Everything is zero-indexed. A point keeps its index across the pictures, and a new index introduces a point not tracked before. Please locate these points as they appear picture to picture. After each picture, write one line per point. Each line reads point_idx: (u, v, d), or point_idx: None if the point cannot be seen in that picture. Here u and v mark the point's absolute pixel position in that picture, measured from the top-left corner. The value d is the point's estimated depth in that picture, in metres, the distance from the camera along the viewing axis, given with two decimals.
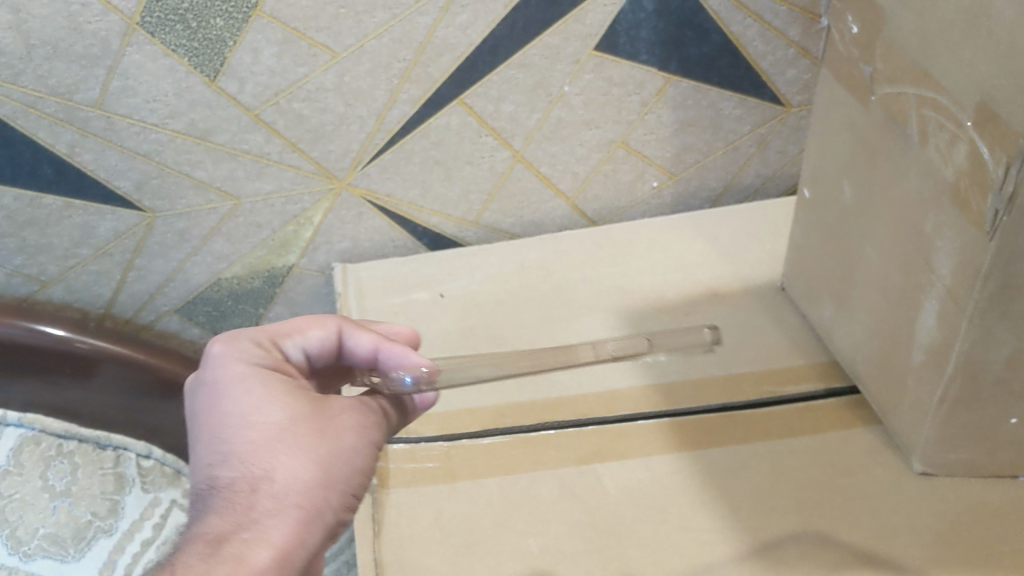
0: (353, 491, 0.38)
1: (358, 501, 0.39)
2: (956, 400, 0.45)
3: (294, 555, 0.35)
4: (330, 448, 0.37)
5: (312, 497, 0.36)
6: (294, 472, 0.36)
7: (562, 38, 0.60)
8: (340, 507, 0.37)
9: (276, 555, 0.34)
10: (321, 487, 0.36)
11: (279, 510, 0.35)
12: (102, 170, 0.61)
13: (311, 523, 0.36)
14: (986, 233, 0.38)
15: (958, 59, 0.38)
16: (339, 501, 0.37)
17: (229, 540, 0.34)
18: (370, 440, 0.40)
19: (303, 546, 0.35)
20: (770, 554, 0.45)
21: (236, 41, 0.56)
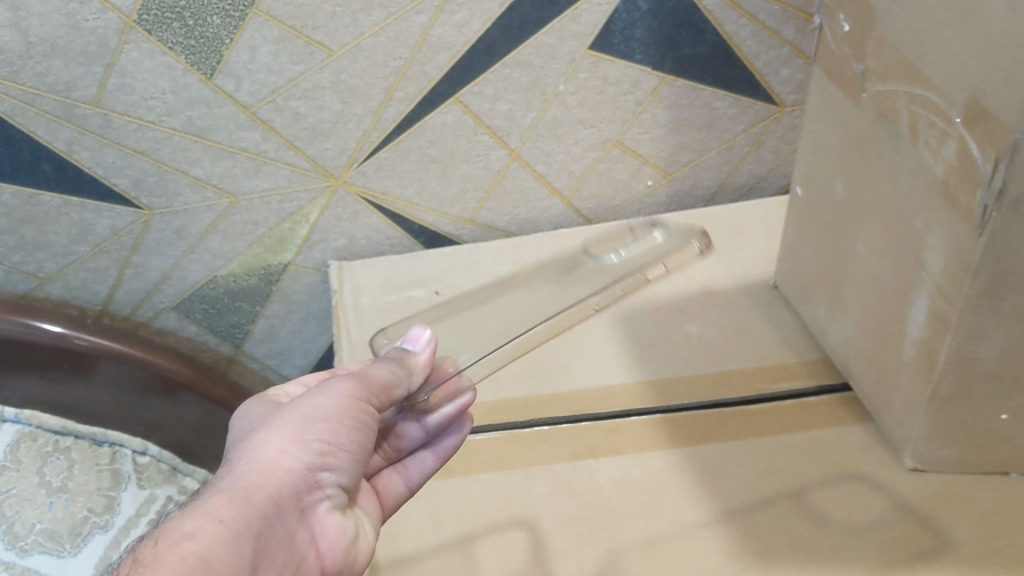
0: (321, 437, 0.40)
1: (337, 451, 0.40)
2: (947, 396, 0.45)
3: (261, 497, 0.37)
4: (291, 414, 0.40)
5: (281, 453, 0.39)
6: (259, 444, 0.39)
7: (557, 37, 0.61)
8: (309, 459, 0.39)
9: (233, 498, 0.36)
10: (280, 440, 0.39)
11: (242, 469, 0.38)
12: (100, 167, 0.61)
13: (279, 470, 0.38)
14: (976, 230, 0.39)
15: (946, 57, 0.39)
16: (305, 447, 0.39)
17: (190, 506, 0.37)
18: (336, 396, 0.41)
19: (265, 491, 0.37)
20: (761, 547, 0.46)
21: (233, 39, 0.56)
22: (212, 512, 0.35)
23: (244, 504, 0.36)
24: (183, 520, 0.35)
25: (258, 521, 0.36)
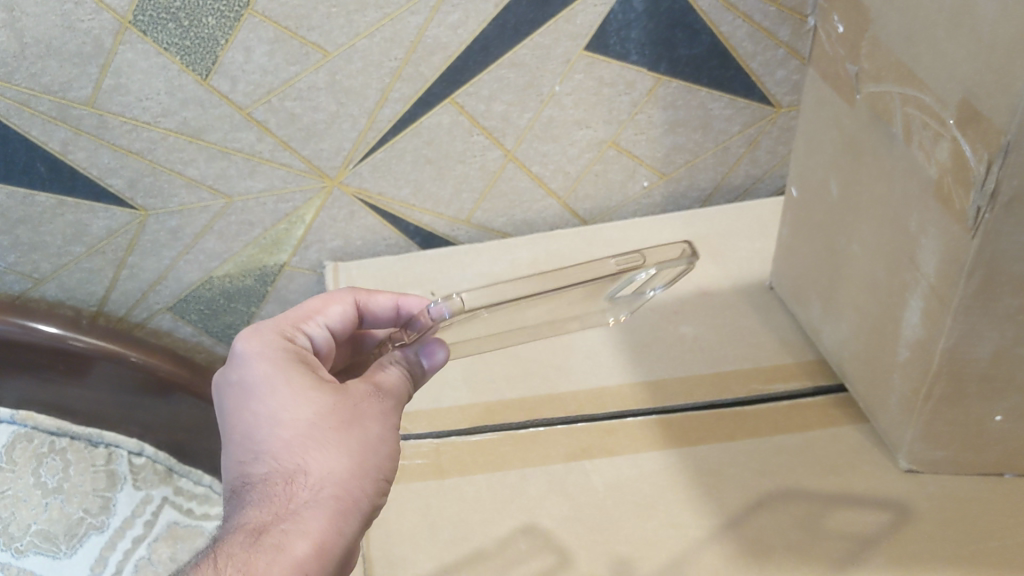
0: (384, 477, 0.40)
1: (386, 486, 0.41)
2: (941, 397, 0.45)
3: (336, 545, 0.37)
4: (360, 442, 0.40)
5: (355, 493, 0.39)
6: (329, 466, 0.38)
7: (553, 38, 0.61)
8: (372, 498, 0.40)
9: (318, 546, 0.36)
10: (354, 476, 0.39)
11: (318, 506, 0.37)
12: (94, 168, 0.61)
13: (350, 516, 0.38)
14: (970, 232, 0.39)
15: (940, 58, 0.38)
16: (371, 487, 0.39)
17: (271, 534, 0.36)
18: (391, 429, 0.41)
19: (342, 538, 0.38)
20: (755, 548, 0.46)
21: (228, 40, 0.56)
22: (305, 566, 0.36)
23: (323, 559, 0.36)
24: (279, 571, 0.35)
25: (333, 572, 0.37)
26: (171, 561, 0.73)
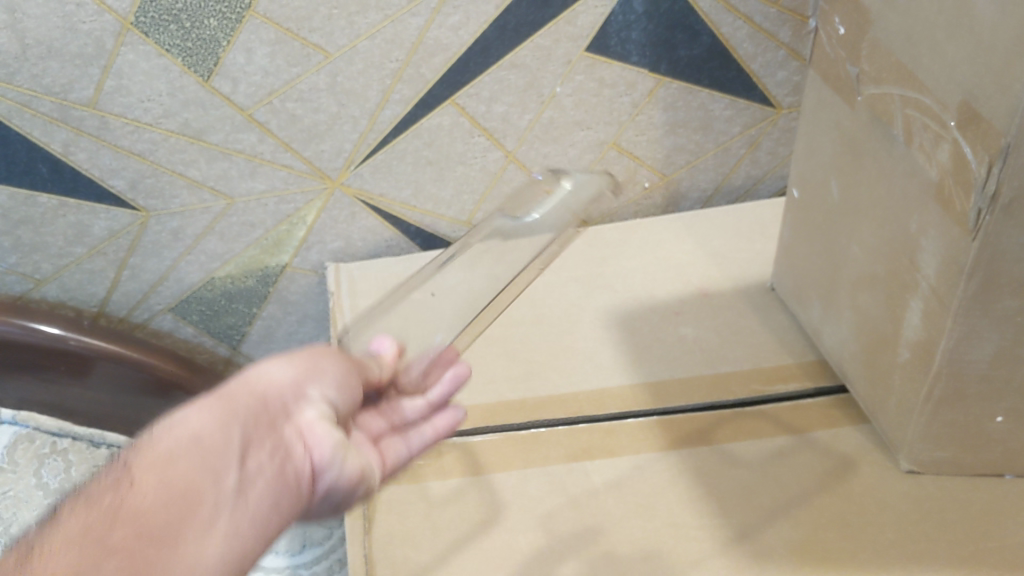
0: (322, 370, 0.38)
1: (336, 385, 0.39)
2: (942, 398, 0.45)
3: (257, 404, 0.35)
4: (294, 350, 0.39)
5: (282, 371, 0.37)
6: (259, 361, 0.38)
7: (553, 39, 0.61)
8: (314, 382, 0.37)
9: (230, 397, 0.34)
10: (282, 361, 0.38)
11: (238, 377, 0.36)
12: (96, 169, 0.61)
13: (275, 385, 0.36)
14: (970, 233, 0.39)
15: (940, 60, 0.39)
16: (306, 371, 0.38)
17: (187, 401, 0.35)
18: (333, 353, 0.41)
19: (264, 396, 0.35)
20: (757, 549, 0.46)
21: (229, 41, 0.56)
22: (212, 406, 0.34)
23: (239, 406, 0.34)
24: (178, 412, 0.33)
25: (243, 422, 0.33)
26: None
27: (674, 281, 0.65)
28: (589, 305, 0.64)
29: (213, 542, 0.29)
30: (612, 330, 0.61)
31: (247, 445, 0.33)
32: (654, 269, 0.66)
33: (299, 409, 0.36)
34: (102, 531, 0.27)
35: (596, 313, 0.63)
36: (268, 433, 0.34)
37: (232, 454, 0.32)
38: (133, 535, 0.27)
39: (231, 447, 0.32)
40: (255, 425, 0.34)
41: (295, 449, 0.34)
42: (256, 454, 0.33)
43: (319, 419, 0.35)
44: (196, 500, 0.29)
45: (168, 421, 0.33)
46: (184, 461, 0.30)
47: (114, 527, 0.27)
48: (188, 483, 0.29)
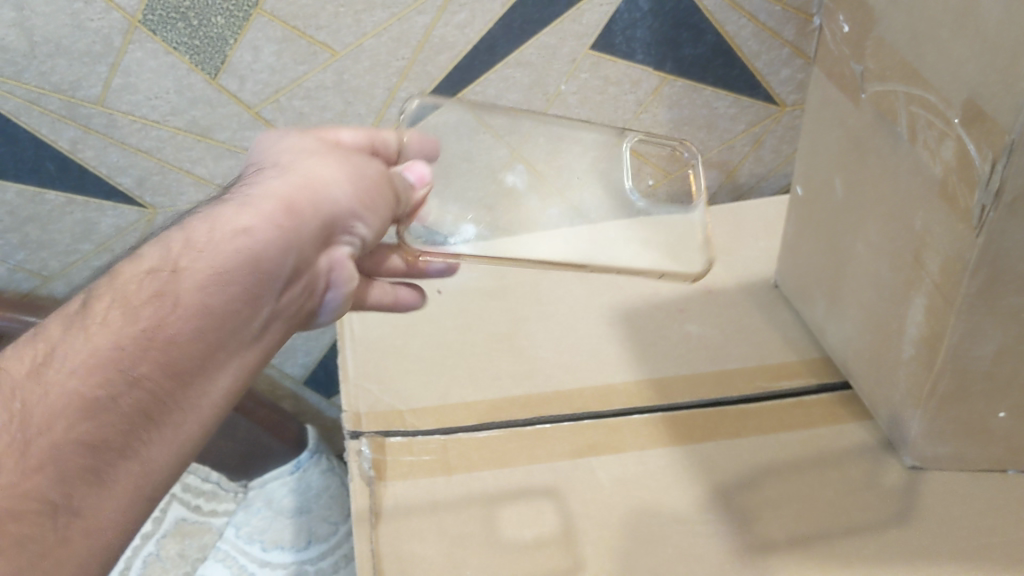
0: (363, 191, 0.42)
1: (370, 208, 0.42)
2: (945, 394, 0.46)
3: (308, 215, 0.38)
4: (342, 163, 0.42)
5: (333, 183, 0.40)
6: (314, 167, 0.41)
7: (558, 38, 0.61)
8: (353, 203, 0.41)
9: (288, 204, 0.38)
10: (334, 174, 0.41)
11: (292, 178, 0.39)
12: (104, 166, 0.62)
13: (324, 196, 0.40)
14: (975, 230, 0.39)
15: (945, 59, 0.39)
16: (352, 192, 0.41)
17: (244, 195, 0.38)
18: (374, 170, 0.44)
19: (314, 207, 0.39)
20: (761, 544, 0.46)
21: (236, 39, 0.56)
22: (271, 213, 0.37)
23: (293, 216, 0.38)
24: (239, 216, 0.36)
25: (297, 234, 0.37)
26: (179, 558, 0.71)
27: (677, 277, 0.66)
28: (593, 301, 0.64)
29: (225, 365, 0.35)
30: (617, 326, 0.62)
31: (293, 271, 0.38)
32: None
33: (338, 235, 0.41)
34: (149, 345, 0.32)
35: (600, 309, 0.63)
36: (310, 260, 0.39)
37: (281, 278, 0.37)
38: (163, 369, 0.32)
39: (279, 273, 0.37)
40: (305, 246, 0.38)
41: (318, 284, 0.40)
42: (290, 284, 0.38)
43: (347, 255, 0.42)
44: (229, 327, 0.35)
45: (229, 224, 0.36)
46: (239, 284, 0.35)
47: (154, 346, 0.32)
48: (229, 313, 0.35)
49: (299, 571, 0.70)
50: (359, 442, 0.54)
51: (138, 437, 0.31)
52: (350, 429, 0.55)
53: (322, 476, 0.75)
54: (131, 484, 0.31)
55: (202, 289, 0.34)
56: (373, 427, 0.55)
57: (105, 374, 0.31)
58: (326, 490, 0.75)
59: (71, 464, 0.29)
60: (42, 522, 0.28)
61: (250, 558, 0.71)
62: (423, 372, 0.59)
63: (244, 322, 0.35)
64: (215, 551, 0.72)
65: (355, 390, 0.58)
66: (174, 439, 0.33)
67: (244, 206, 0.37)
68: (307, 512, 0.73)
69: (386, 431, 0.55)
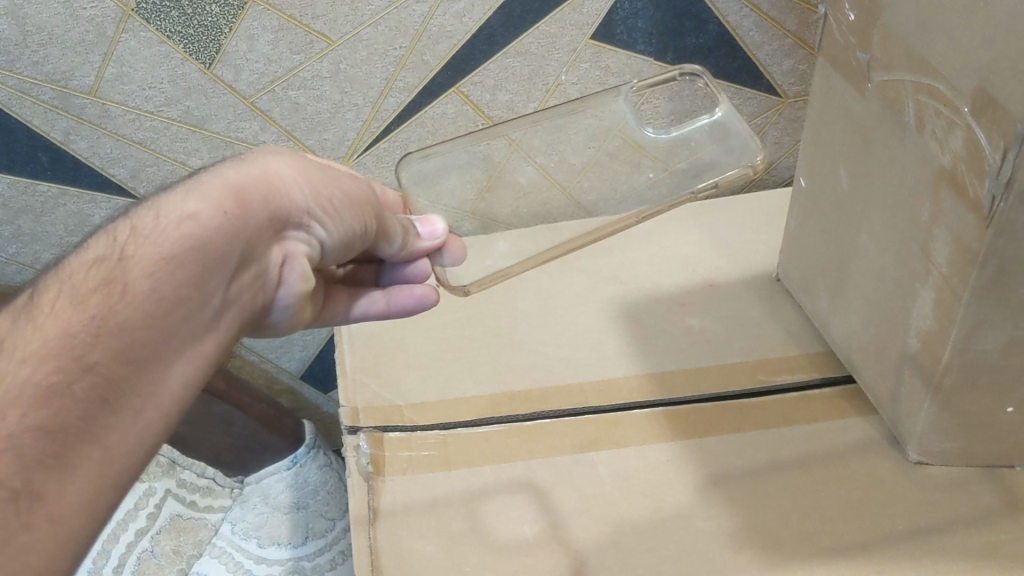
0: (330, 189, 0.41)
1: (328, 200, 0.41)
2: (953, 388, 0.45)
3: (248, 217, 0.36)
4: (313, 169, 0.41)
5: (286, 176, 0.39)
6: (283, 166, 0.40)
7: (558, 27, 0.60)
8: (303, 197, 0.39)
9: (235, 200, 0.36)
10: (296, 170, 0.40)
11: (241, 172, 0.37)
12: (97, 157, 0.61)
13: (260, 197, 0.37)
14: (985, 221, 0.38)
15: (955, 47, 0.38)
16: (310, 188, 0.40)
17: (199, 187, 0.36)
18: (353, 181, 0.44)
19: (262, 194, 0.37)
20: (765, 540, 0.45)
21: (231, 28, 0.55)
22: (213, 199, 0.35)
23: (230, 216, 0.35)
24: (187, 204, 0.34)
25: (224, 234, 0.35)
26: (174, 554, 0.70)
27: (679, 271, 0.65)
28: (594, 295, 0.63)
29: (169, 362, 0.33)
30: (618, 320, 0.61)
31: (242, 263, 0.36)
32: (660, 259, 0.66)
33: (294, 233, 0.40)
34: (108, 337, 0.31)
35: (601, 302, 0.63)
36: (262, 253, 0.38)
37: (229, 269, 0.36)
38: (113, 356, 0.31)
39: (224, 267, 0.35)
40: (252, 240, 0.37)
41: (270, 275, 0.39)
42: (237, 272, 0.36)
43: (302, 254, 0.40)
44: (175, 325, 0.33)
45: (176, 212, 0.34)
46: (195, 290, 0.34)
47: (104, 339, 0.31)
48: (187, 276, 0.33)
49: (295, 568, 0.69)
50: (357, 437, 0.53)
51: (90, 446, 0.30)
52: (347, 424, 0.54)
53: (320, 471, 0.74)
54: (90, 482, 0.30)
55: (157, 267, 0.33)
56: (371, 422, 0.55)
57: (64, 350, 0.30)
58: (324, 486, 0.74)
59: (28, 457, 0.28)
60: (5, 508, 0.27)
61: (246, 554, 0.70)
62: (421, 367, 0.58)
63: (194, 314, 0.34)
64: (210, 547, 0.71)
65: (353, 384, 0.57)
66: (128, 442, 0.31)
67: (197, 190, 0.35)
68: (304, 507, 0.72)
69: (384, 426, 0.54)
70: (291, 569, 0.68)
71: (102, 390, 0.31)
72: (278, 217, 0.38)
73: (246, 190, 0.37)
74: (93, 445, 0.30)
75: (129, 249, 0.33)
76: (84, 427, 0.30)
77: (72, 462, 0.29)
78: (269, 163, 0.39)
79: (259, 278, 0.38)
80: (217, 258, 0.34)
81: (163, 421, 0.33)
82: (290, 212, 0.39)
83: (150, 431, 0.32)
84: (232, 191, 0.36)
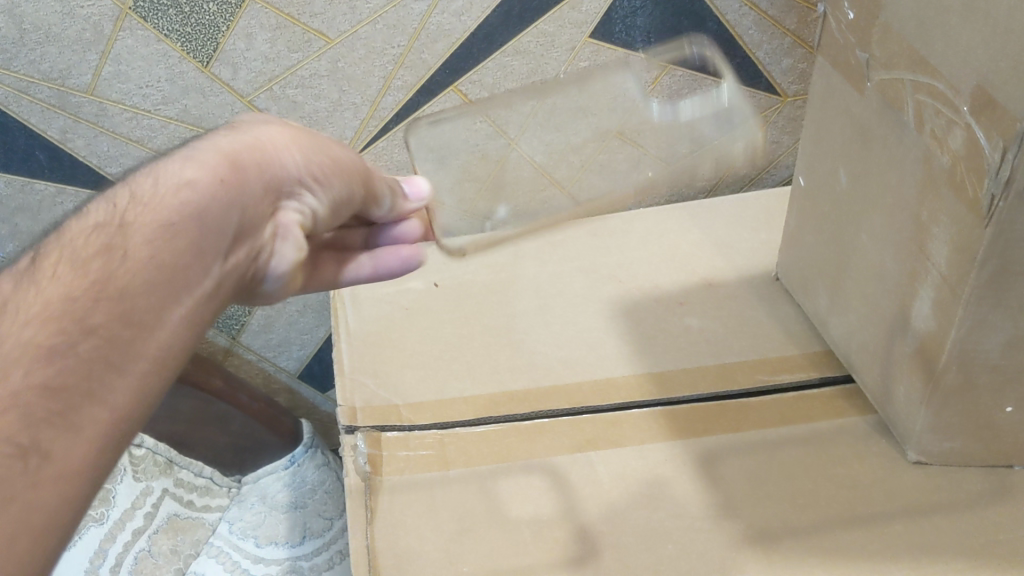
0: (321, 159, 0.41)
1: (318, 170, 0.41)
2: (952, 387, 0.45)
3: (243, 183, 0.36)
4: (301, 140, 0.41)
5: (276, 146, 0.39)
6: (272, 136, 0.40)
7: (558, 25, 0.61)
8: (293, 165, 0.39)
9: (228, 167, 0.36)
10: (285, 141, 0.40)
11: (232, 142, 0.37)
12: (94, 155, 0.61)
13: (252, 165, 0.37)
14: (984, 220, 0.38)
15: (954, 45, 0.38)
16: (300, 158, 0.40)
17: (191, 157, 0.36)
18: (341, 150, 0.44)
19: (254, 162, 0.37)
20: (764, 540, 0.45)
21: (229, 26, 0.55)
22: (206, 166, 0.35)
23: (223, 179, 0.35)
24: (182, 172, 0.34)
25: (220, 200, 0.35)
26: (172, 554, 0.69)
27: (678, 270, 0.65)
28: (593, 295, 0.63)
29: (177, 319, 0.33)
30: (617, 320, 0.61)
31: (241, 230, 0.36)
32: (658, 258, 0.66)
33: (287, 203, 0.40)
34: (112, 301, 0.31)
35: (600, 301, 0.63)
36: (258, 222, 0.38)
37: (227, 237, 0.35)
38: (117, 318, 0.30)
39: (226, 231, 0.35)
40: (249, 206, 0.36)
41: (267, 245, 0.39)
42: (238, 238, 0.36)
43: (296, 226, 0.40)
44: (182, 283, 0.33)
45: (174, 179, 0.34)
46: (196, 257, 0.33)
47: (107, 301, 0.30)
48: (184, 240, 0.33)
49: (294, 567, 0.68)
50: (354, 437, 0.53)
51: (100, 399, 0.29)
52: (344, 423, 0.54)
53: (317, 471, 0.75)
54: (99, 437, 0.29)
55: (156, 235, 0.33)
56: (368, 422, 0.54)
57: (65, 318, 0.29)
58: (321, 486, 0.74)
59: (35, 414, 0.27)
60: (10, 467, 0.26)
61: (244, 554, 0.69)
62: (419, 366, 0.58)
63: (194, 279, 0.33)
64: (208, 547, 0.70)
65: (351, 383, 0.57)
66: (130, 401, 0.30)
67: (189, 160, 0.35)
68: (302, 507, 0.72)
69: (382, 426, 0.54)
70: (290, 568, 0.68)
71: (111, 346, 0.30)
72: (272, 187, 0.38)
73: (237, 156, 0.37)
74: (95, 404, 0.29)
75: (128, 216, 0.33)
76: (87, 386, 0.29)
77: (77, 422, 0.28)
78: (257, 132, 0.39)
79: (256, 248, 0.38)
80: (218, 222, 0.34)
81: (165, 385, 0.32)
82: (283, 183, 0.39)
83: (151, 391, 0.31)
84: (227, 159, 0.36)
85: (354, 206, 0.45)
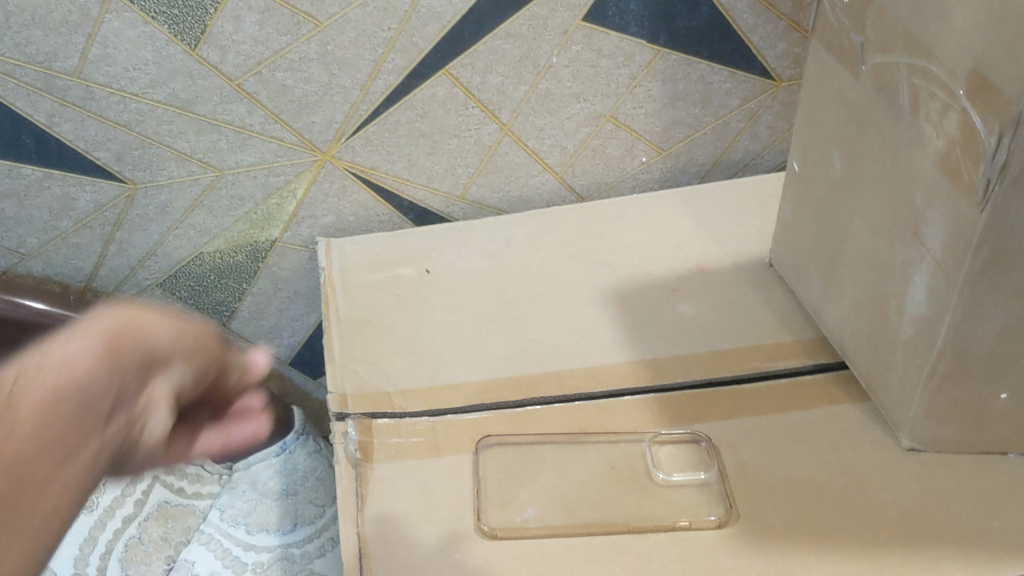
0: (193, 332, 0.35)
1: (192, 345, 0.35)
2: (945, 373, 0.44)
3: (113, 364, 0.31)
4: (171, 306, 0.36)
5: (145, 313, 0.33)
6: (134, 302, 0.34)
7: (550, 8, 0.59)
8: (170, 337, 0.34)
9: (96, 346, 0.30)
10: (154, 310, 0.34)
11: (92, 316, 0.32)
12: (81, 140, 0.60)
13: (125, 339, 0.31)
14: (978, 205, 0.38)
15: (950, 27, 0.37)
16: (174, 327, 0.34)
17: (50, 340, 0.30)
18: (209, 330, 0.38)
19: (126, 337, 0.32)
20: (756, 527, 0.45)
21: (217, 9, 0.55)
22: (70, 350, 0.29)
23: (91, 364, 0.30)
24: (48, 355, 0.29)
25: (84, 391, 0.29)
26: (162, 541, 0.70)
27: (671, 257, 0.64)
28: (586, 282, 0.63)
29: (62, 498, 0.27)
30: (610, 307, 0.60)
31: (115, 413, 0.30)
32: (652, 245, 0.66)
33: (162, 376, 0.34)
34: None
35: (593, 288, 0.62)
36: (133, 403, 0.32)
37: (103, 422, 0.30)
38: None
39: (105, 409, 0.30)
40: (120, 389, 0.31)
41: (144, 425, 0.33)
42: (110, 423, 0.30)
43: (168, 400, 0.34)
44: (58, 468, 0.27)
45: (39, 367, 0.28)
46: (65, 453, 0.28)
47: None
48: (56, 425, 0.28)
49: (285, 554, 0.67)
50: (345, 424, 0.53)
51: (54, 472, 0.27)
52: (335, 410, 0.54)
53: (309, 458, 0.73)
54: (73, 480, 0.28)
55: (26, 426, 0.27)
56: (359, 409, 0.54)
57: None
58: (314, 472, 0.72)
59: (40, 432, 0.27)
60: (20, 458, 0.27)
61: (235, 541, 0.69)
62: (411, 353, 0.58)
63: (73, 465, 0.28)
64: (198, 534, 0.71)
65: (341, 370, 0.57)
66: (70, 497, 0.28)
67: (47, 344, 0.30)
68: (293, 494, 0.71)
69: (373, 413, 0.54)
70: (280, 555, 0.67)
71: (34, 445, 0.27)
72: (145, 363, 0.33)
73: (109, 328, 0.31)
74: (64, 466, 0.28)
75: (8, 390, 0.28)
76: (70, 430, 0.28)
77: (77, 444, 0.28)
78: (117, 302, 0.34)
79: (129, 428, 0.32)
80: (95, 402, 0.29)
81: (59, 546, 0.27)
82: (158, 355, 0.33)
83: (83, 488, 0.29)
84: (97, 339, 0.30)
85: (213, 379, 0.38)
